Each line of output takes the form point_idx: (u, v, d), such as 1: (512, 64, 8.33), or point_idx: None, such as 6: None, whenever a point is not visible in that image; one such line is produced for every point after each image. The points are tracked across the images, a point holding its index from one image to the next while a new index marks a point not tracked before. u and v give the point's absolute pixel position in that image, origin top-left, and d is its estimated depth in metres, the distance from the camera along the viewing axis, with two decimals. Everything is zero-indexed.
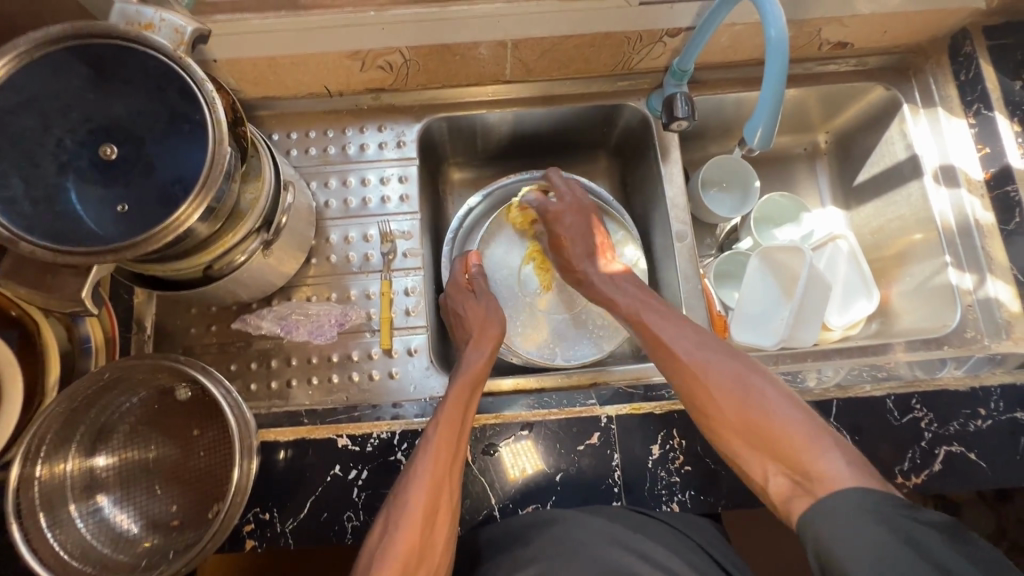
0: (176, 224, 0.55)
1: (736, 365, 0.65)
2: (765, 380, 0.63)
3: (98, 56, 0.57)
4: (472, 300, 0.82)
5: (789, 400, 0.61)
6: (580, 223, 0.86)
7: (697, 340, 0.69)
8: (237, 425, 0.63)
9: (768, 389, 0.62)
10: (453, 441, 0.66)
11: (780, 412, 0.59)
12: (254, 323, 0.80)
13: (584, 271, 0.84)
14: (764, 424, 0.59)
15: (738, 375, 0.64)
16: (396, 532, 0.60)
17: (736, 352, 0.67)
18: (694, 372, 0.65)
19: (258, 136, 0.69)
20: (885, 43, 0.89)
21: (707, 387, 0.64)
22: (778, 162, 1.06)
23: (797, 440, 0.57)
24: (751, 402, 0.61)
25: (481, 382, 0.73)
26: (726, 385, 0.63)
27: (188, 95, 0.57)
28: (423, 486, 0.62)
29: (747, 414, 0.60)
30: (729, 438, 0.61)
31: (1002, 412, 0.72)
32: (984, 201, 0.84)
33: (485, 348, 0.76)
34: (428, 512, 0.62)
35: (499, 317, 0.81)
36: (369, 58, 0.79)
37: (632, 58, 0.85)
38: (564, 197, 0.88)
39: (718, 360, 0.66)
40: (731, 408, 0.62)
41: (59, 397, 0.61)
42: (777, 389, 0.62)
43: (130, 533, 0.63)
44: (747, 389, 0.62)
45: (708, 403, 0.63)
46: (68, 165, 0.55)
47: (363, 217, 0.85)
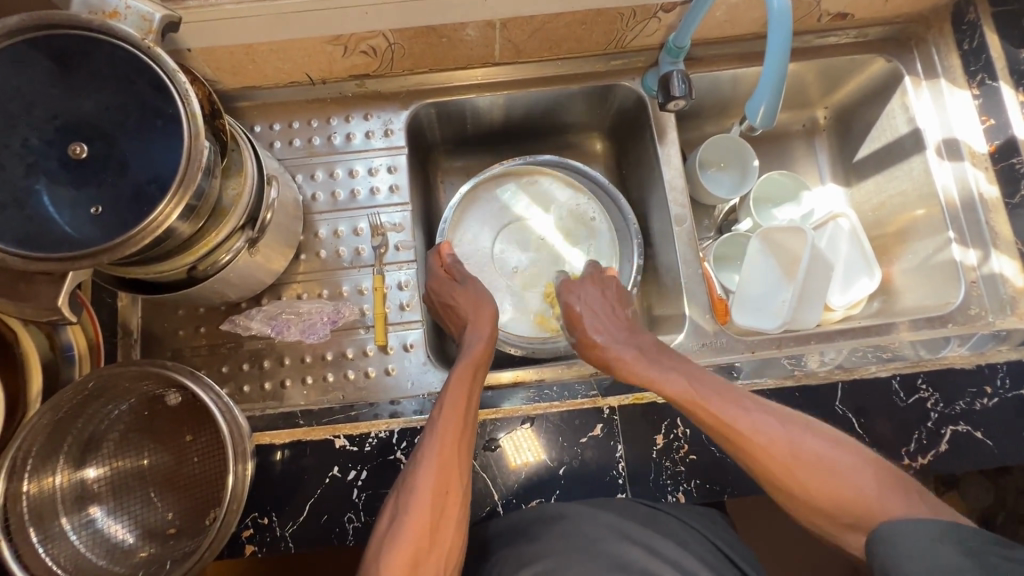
0: (154, 224, 0.52)
1: (809, 440, 0.60)
2: (845, 452, 0.60)
3: (62, 47, 0.53)
4: (459, 286, 0.79)
5: (868, 465, 0.59)
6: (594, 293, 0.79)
7: (762, 412, 0.62)
8: (229, 429, 0.62)
9: (852, 460, 0.59)
10: (459, 421, 0.64)
11: (866, 484, 0.57)
12: (243, 324, 0.78)
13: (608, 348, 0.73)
14: (860, 504, 0.57)
15: (819, 452, 0.59)
16: (405, 517, 0.59)
17: (806, 422, 0.62)
18: (783, 460, 0.59)
19: (237, 127, 0.66)
20: (886, 13, 0.86)
21: (793, 471, 0.59)
22: (776, 140, 1.03)
23: (895, 512, 0.56)
24: (843, 483, 0.57)
25: (483, 365, 0.72)
26: (815, 470, 0.58)
27: (159, 88, 0.54)
28: (432, 469, 0.61)
29: (845, 497, 0.57)
30: (823, 520, 0.60)
31: (1008, 389, 0.71)
32: (989, 174, 0.82)
33: (484, 330, 0.75)
34: (438, 494, 0.61)
35: (489, 296, 0.78)
36: (352, 42, 0.76)
37: (626, 35, 0.82)
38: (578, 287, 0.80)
39: (797, 441, 0.60)
40: (826, 493, 0.58)
41: (42, 408, 0.58)
42: (858, 457, 0.59)
43: (126, 543, 0.62)
44: (830, 468, 0.58)
45: (797, 488, 0.59)
46: (36, 166, 0.52)
47: (352, 210, 0.83)
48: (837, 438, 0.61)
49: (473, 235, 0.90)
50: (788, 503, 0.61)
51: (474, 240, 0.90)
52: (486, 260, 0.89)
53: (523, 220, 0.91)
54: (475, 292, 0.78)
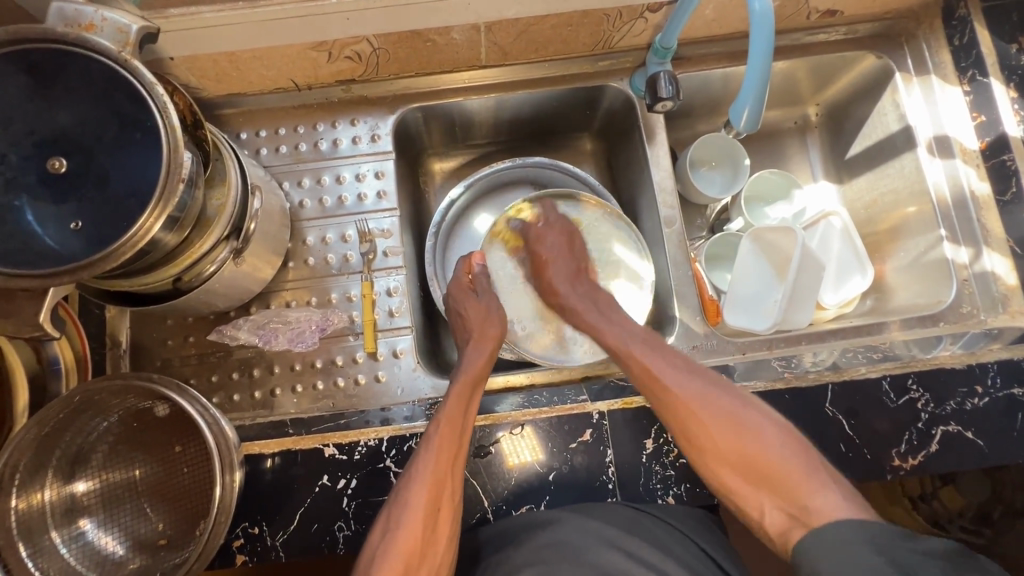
0: (135, 238, 0.51)
1: (726, 397, 0.63)
2: (760, 415, 0.62)
3: (38, 62, 0.53)
4: (473, 299, 0.79)
5: (780, 430, 0.61)
6: (558, 246, 0.83)
7: (685, 370, 0.66)
8: (216, 441, 0.62)
9: (763, 426, 0.61)
10: (454, 439, 0.64)
11: (772, 445, 0.59)
12: (231, 333, 0.77)
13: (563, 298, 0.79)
14: (760, 460, 0.59)
15: (731, 410, 0.62)
16: (397, 534, 0.59)
17: (725, 383, 0.65)
18: (689, 407, 0.63)
19: (220, 137, 0.65)
20: (876, 9, 0.85)
21: (701, 418, 0.62)
22: (768, 139, 1.02)
23: (793, 475, 0.57)
24: (750, 440, 0.60)
25: (481, 382, 0.71)
26: (723, 422, 0.61)
27: (137, 100, 0.54)
28: (425, 487, 0.61)
29: (749, 452, 0.59)
30: (730, 479, 0.60)
31: (999, 388, 0.71)
32: (979, 170, 0.82)
33: (484, 347, 0.74)
34: (431, 510, 0.60)
35: (500, 317, 0.78)
36: (336, 48, 0.75)
37: (612, 36, 0.81)
38: (549, 228, 0.84)
39: (710, 396, 0.63)
40: (735, 445, 0.60)
41: (29, 423, 0.58)
42: (770, 424, 0.61)
43: (116, 555, 0.62)
44: (739, 424, 0.61)
45: (703, 439, 0.61)
46: (15, 182, 0.52)
47: (340, 217, 0.82)
48: (757, 407, 0.64)
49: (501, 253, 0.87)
50: (698, 463, 0.63)
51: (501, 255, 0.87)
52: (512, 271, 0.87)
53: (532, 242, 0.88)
54: (489, 313, 0.78)
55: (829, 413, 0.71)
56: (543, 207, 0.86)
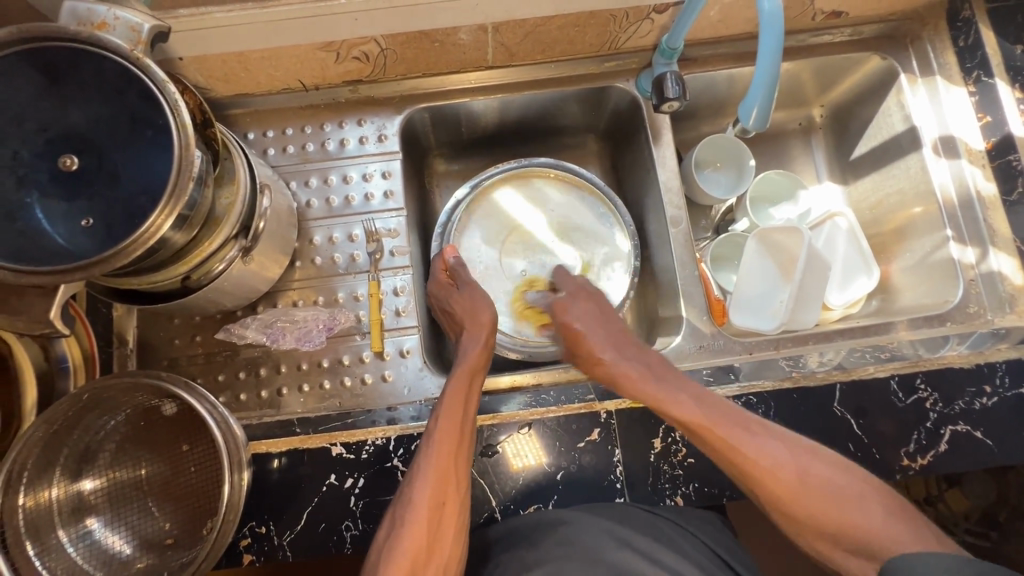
0: (145, 236, 0.52)
1: (818, 465, 0.60)
2: (839, 473, 0.59)
3: (51, 60, 0.53)
4: (458, 293, 0.78)
5: (854, 480, 0.59)
6: (591, 310, 0.77)
7: (778, 443, 0.61)
8: (224, 439, 0.61)
9: (858, 491, 0.58)
10: (455, 434, 0.63)
11: (857, 506, 0.57)
12: (238, 332, 0.77)
13: (610, 366, 0.71)
14: (858, 530, 0.56)
15: (827, 479, 0.59)
16: (403, 532, 0.59)
17: (812, 447, 0.61)
18: (783, 483, 0.59)
19: (229, 136, 0.65)
20: (881, 10, 0.85)
21: (784, 485, 0.59)
22: (773, 140, 1.02)
23: (883, 534, 0.55)
24: (846, 510, 0.57)
25: (479, 373, 0.71)
26: (818, 496, 0.58)
27: (148, 99, 0.54)
28: (428, 482, 0.61)
29: (846, 522, 0.57)
30: (823, 545, 0.59)
31: (1008, 387, 0.71)
32: (985, 171, 0.82)
33: (478, 336, 0.74)
34: (434, 506, 0.60)
35: (485, 300, 0.77)
36: (344, 48, 0.76)
37: (619, 37, 0.82)
38: (569, 301, 0.79)
39: (806, 468, 0.59)
40: (831, 516, 0.57)
41: (37, 421, 0.58)
42: (847, 479, 0.59)
43: (123, 554, 0.62)
44: (834, 495, 0.58)
45: (800, 511, 0.58)
46: (27, 180, 0.52)
47: (347, 216, 0.82)
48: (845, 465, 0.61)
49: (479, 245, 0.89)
50: (790, 527, 0.61)
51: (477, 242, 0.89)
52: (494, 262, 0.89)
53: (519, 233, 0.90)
54: (471, 300, 0.77)
55: (837, 413, 0.71)
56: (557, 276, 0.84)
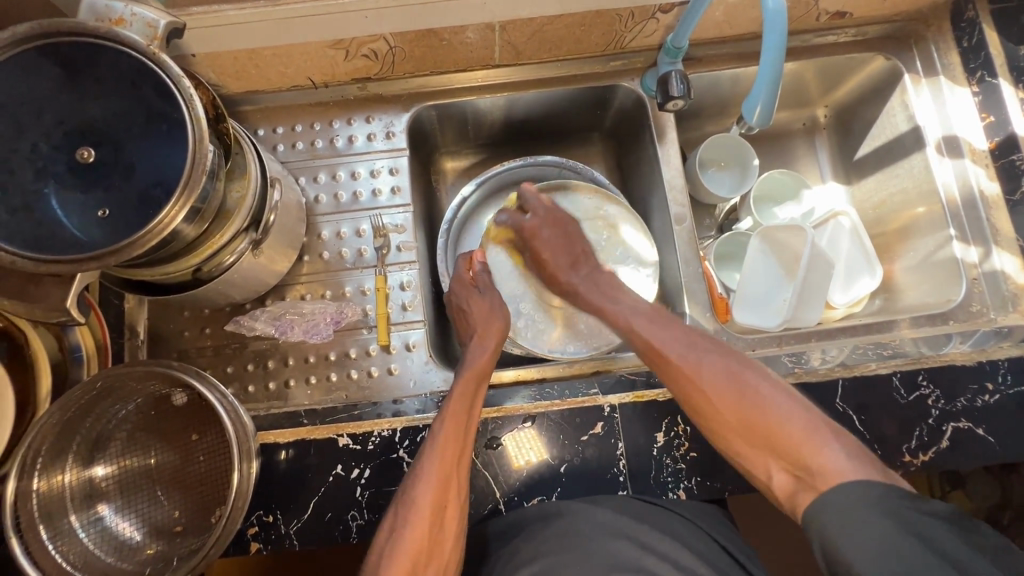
0: (159, 227, 0.53)
1: (730, 365, 0.64)
2: (758, 377, 0.63)
3: (70, 56, 0.55)
4: (477, 295, 0.80)
5: (784, 392, 0.61)
6: (558, 235, 0.82)
7: (692, 345, 0.67)
8: (234, 429, 0.62)
9: (768, 389, 0.61)
10: (458, 438, 0.64)
11: (777, 408, 0.59)
12: (247, 324, 0.79)
13: (567, 283, 0.81)
14: (761, 423, 0.59)
15: (733, 375, 0.63)
16: (405, 531, 0.60)
17: (733, 353, 0.66)
18: (691, 377, 0.64)
19: (241, 132, 0.67)
20: (885, 11, 0.86)
21: (704, 387, 0.63)
22: (776, 140, 1.03)
23: (799, 436, 0.57)
24: (754, 405, 0.60)
25: (485, 376, 0.72)
26: (724, 389, 0.62)
27: (164, 93, 0.55)
28: (431, 486, 0.61)
29: (753, 415, 0.60)
30: (737, 445, 0.61)
31: (1010, 385, 0.71)
32: (989, 170, 0.82)
33: (489, 342, 0.75)
34: (437, 508, 0.61)
35: (502, 311, 0.79)
36: (353, 46, 0.77)
37: (624, 36, 0.83)
38: (541, 216, 0.83)
39: (713, 364, 0.64)
40: (740, 411, 0.61)
41: (52, 408, 0.60)
42: (774, 387, 0.61)
43: (133, 541, 0.63)
44: (743, 389, 0.62)
45: (706, 405, 0.63)
46: (45, 171, 0.53)
47: (354, 212, 0.84)
48: (765, 373, 0.64)
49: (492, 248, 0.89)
50: (710, 433, 0.64)
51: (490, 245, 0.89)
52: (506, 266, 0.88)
53: None
54: (489, 309, 0.79)
55: (839, 409, 0.71)
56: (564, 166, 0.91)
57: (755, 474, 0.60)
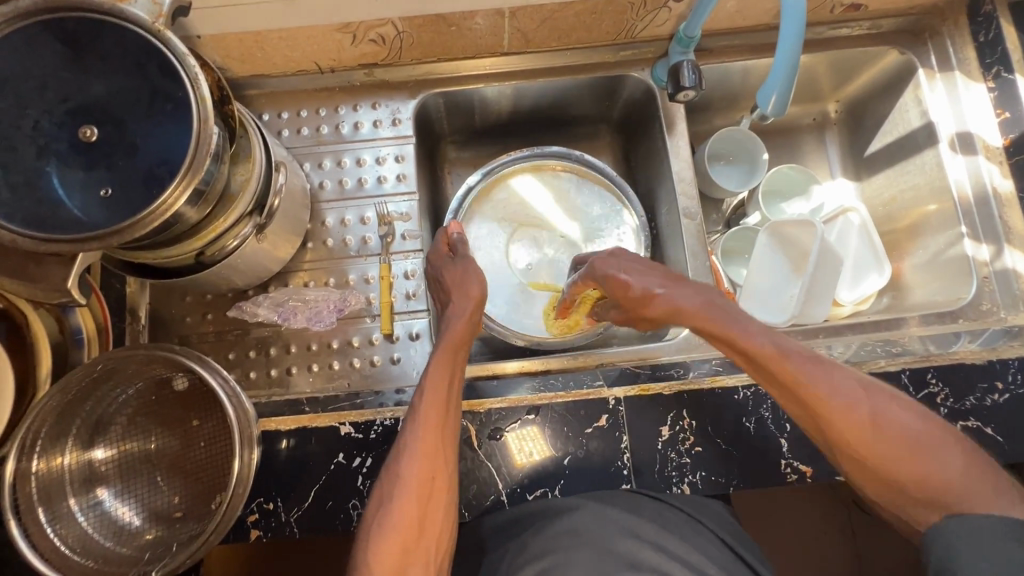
0: (163, 208, 0.52)
1: (891, 408, 0.56)
2: (916, 420, 0.56)
3: (73, 31, 0.54)
4: (452, 264, 0.76)
5: (942, 434, 0.56)
6: (635, 268, 0.71)
7: (851, 382, 0.57)
8: (236, 415, 0.62)
9: (933, 439, 0.55)
10: (441, 405, 0.63)
11: (939, 453, 0.54)
12: (250, 310, 0.78)
13: (664, 302, 0.66)
14: (933, 479, 0.53)
15: (897, 424, 0.55)
16: (390, 506, 0.58)
17: (885, 388, 0.58)
18: (847, 424, 0.55)
19: (246, 115, 0.66)
20: (901, 4, 0.84)
21: (872, 443, 0.55)
22: (785, 134, 1.02)
23: (962, 488, 0.53)
24: (926, 461, 0.54)
25: (463, 345, 0.70)
26: (892, 440, 0.55)
27: (169, 72, 0.54)
28: (417, 457, 0.60)
29: (924, 471, 0.54)
30: (896, 495, 0.56)
31: (1020, 384, 0.71)
32: (1002, 167, 0.81)
33: (466, 305, 0.72)
34: (424, 480, 0.60)
35: (476, 273, 0.74)
36: (361, 30, 0.76)
37: (635, 26, 0.81)
38: (610, 258, 0.74)
39: (878, 410, 0.56)
40: (910, 465, 0.54)
41: (51, 390, 0.59)
42: (940, 435, 0.55)
43: (132, 526, 0.62)
44: (910, 441, 0.55)
45: (870, 453, 0.55)
46: (47, 149, 0.53)
47: (359, 199, 0.83)
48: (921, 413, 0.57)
49: (491, 231, 0.90)
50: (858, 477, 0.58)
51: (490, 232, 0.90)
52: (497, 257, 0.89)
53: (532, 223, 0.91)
54: (462, 275, 0.75)
55: None
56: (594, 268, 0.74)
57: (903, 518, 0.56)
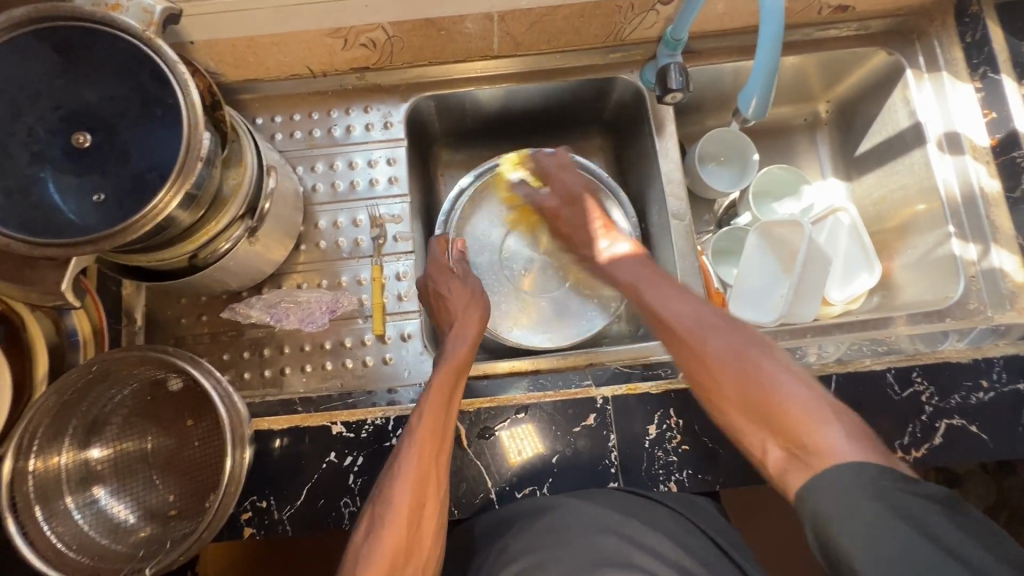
0: (154, 212, 0.53)
1: (738, 345, 0.64)
2: (767, 356, 0.63)
3: (66, 40, 0.55)
4: (457, 280, 0.79)
5: (793, 375, 0.60)
6: (578, 212, 0.86)
7: (708, 320, 0.68)
8: (228, 415, 0.63)
9: (773, 369, 0.60)
10: (438, 429, 0.64)
11: (788, 388, 0.58)
12: (243, 311, 0.79)
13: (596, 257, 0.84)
14: (765, 400, 0.58)
15: (739, 353, 0.63)
16: (381, 529, 0.59)
17: (752, 335, 0.66)
18: (698, 350, 0.65)
19: (238, 119, 0.67)
20: (889, 5, 0.85)
21: (711, 363, 0.64)
22: (777, 135, 1.03)
23: (801, 416, 0.55)
24: (762, 383, 0.59)
25: (465, 369, 0.71)
26: (727, 364, 0.62)
27: (160, 79, 0.55)
28: (410, 483, 0.61)
29: (755, 391, 0.59)
30: (737, 418, 0.61)
31: (1005, 383, 0.71)
32: (989, 167, 0.82)
33: (467, 334, 0.74)
34: (414, 506, 0.60)
35: (480, 301, 0.79)
36: (351, 35, 0.77)
37: (624, 29, 0.82)
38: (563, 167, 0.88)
39: (727, 340, 0.65)
40: (742, 386, 0.60)
41: (48, 390, 0.60)
42: (787, 371, 0.60)
43: (127, 523, 0.63)
44: (747, 367, 0.62)
45: (710, 378, 0.64)
46: (41, 155, 0.54)
47: (352, 202, 0.84)
48: (775, 355, 0.63)
49: (482, 234, 0.91)
50: (711, 404, 0.64)
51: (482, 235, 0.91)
52: (489, 257, 0.90)
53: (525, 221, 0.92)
54: (464, 300, 0.78)
55: None
56: (538, 159, 0.89)
57: (750, 447, 0.60)
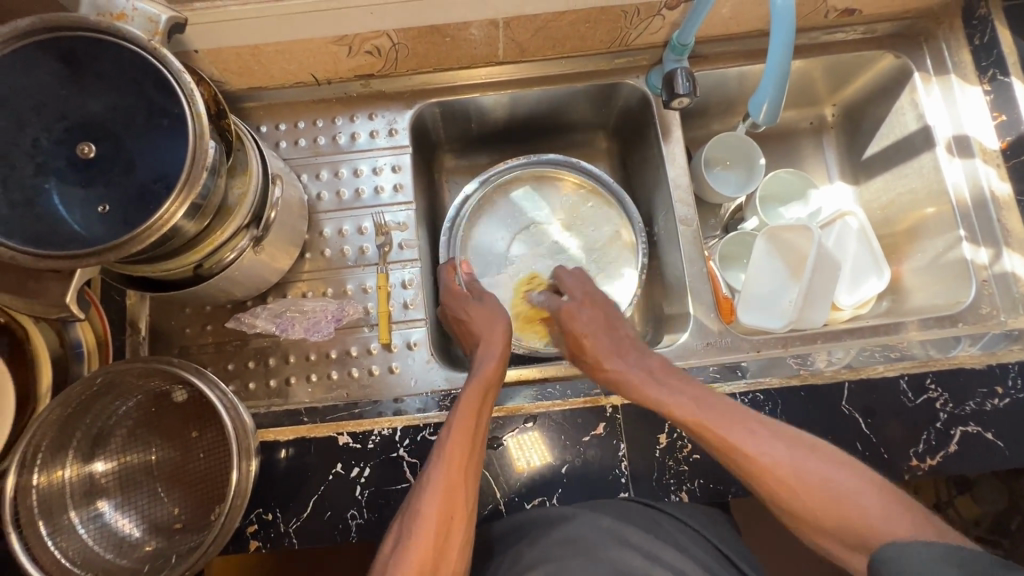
0: (160, 222, 0.52)
1: (816, 459, 0.58)
2: (838, 468, 0.57)
3: (71, 50, 0.54)
4: (474, 302, 0.79)
5: (868, 481, 0.56)
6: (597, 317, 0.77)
7: (770, 436, 0.60)
8: (234, 427, 0.62)
9: (856, 483, 0.56)
10: (466, 445, 0.62)
11: (865, 501, 0.54)
12: (248, 321, 0.78)
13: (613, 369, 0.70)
14: (857, 522, 0.54)
15: (822, 475, 0.57)
16: (408, 543, 0.57)
17: (809, 441, 0.60)
18: (779, 475, 0.57)
19: (243, 128, 0.66)
20: (895, 8, 0.85)
21: (792, 488, 0.57)
22: (784, 138, 1.02)
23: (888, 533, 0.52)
24: (848, 504, 0.54)
25: (493, 385, 0.69)
26: (812, 486, 0.56)
27: (165, 89, 0.55)
28: (438, 494, 0.59)
29: (846, 515, 0.54)
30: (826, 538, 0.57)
31: (1020, 389, 0.70)
32: (1000, 170, 0.82)
33: (494, 349, 0.72)
34: (443, 519, 0.58)
35: (501, 313, 0.77)
36: (356, 43, 0.76)
37: (629, 34, 0.82)
38: (581, 302, 0.79)
39: (799, 460, 0.58)
40: (830, 510, 0.55)
41: (51, 403, 0.59)
42: (865, 482, 0.56)
43: (132, 538, 0.62)
44: (834, 491, 0.55)
45: (794, 503, 0.57)
46: (45, 166, 0.53)
47: (357, 209, 0.83)
48: (848, 463, 0.58)
49: (486, 246, 0.90)
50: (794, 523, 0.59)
51: (486, 246, 0.90)
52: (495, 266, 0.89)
53: (534, 231, 0.91)
54: (484, 318, 0.77)
55: (845, 411, 0.70)
56: (559, 275, 0.83)
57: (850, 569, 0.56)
